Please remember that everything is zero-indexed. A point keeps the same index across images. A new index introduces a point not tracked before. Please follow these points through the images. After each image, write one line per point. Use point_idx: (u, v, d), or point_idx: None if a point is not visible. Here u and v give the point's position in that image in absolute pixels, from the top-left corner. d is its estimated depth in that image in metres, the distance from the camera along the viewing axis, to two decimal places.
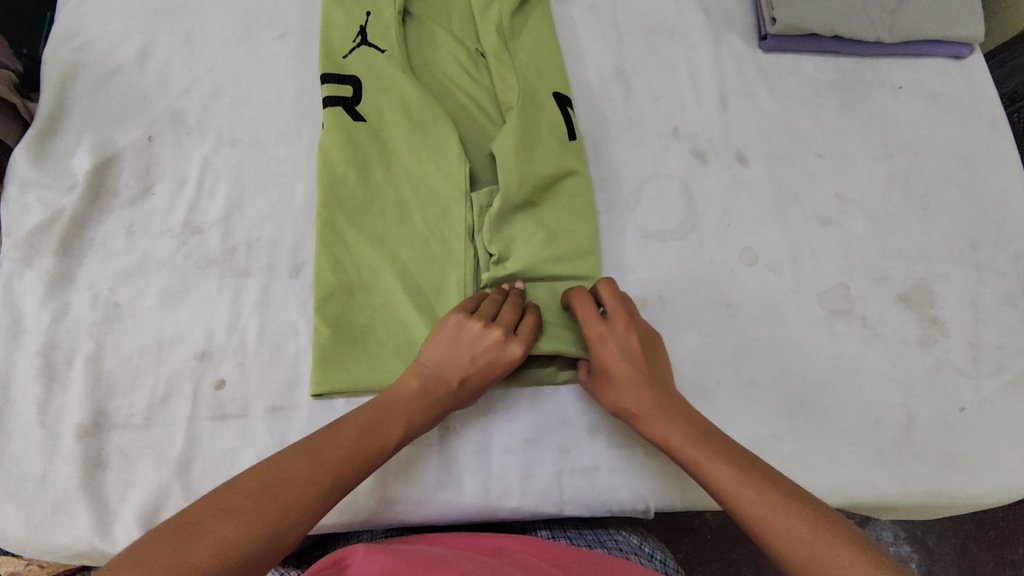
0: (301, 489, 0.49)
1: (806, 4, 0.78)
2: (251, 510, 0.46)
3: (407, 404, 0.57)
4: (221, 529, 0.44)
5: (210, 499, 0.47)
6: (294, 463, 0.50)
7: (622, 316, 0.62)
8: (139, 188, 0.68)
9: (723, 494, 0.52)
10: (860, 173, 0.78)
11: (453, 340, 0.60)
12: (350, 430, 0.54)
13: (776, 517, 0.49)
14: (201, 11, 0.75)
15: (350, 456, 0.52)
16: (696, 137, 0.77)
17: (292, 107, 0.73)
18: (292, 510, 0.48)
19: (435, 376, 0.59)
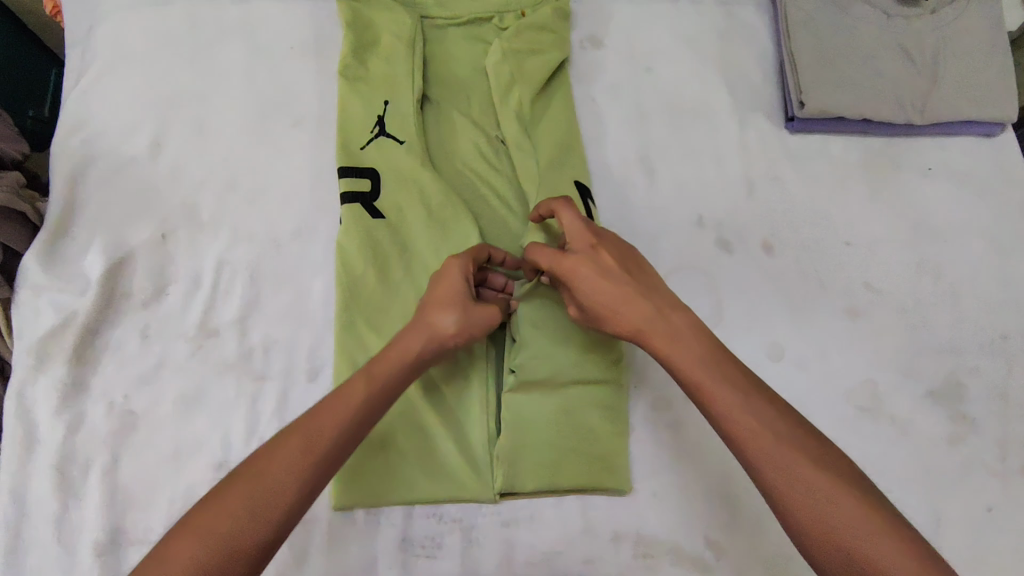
0: (268, 459, 0.49)
1: (835, 88, 0.76)
2: (228, 493, 0.48)
3: (400, 356, 0.56)
4: (199, 520, 0.46)
5: (208, 497, 0.48)
6: (268, 442, 0.51)
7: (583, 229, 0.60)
8: (154, 288, 0.67)
9: (719, 410, 0.52)
10: (888, 260, 0.76)
11: (442, 290, 0.59)
12: (344, 396, 0.53)
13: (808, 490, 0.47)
14: (215, 98, 0.73)
15: (314, 417, 0.52)
16: (722, 224, 0.75)
17: (309, 199, 0.71)
18: (287, 490, 0.48)
19: (424, 328, 0.58)
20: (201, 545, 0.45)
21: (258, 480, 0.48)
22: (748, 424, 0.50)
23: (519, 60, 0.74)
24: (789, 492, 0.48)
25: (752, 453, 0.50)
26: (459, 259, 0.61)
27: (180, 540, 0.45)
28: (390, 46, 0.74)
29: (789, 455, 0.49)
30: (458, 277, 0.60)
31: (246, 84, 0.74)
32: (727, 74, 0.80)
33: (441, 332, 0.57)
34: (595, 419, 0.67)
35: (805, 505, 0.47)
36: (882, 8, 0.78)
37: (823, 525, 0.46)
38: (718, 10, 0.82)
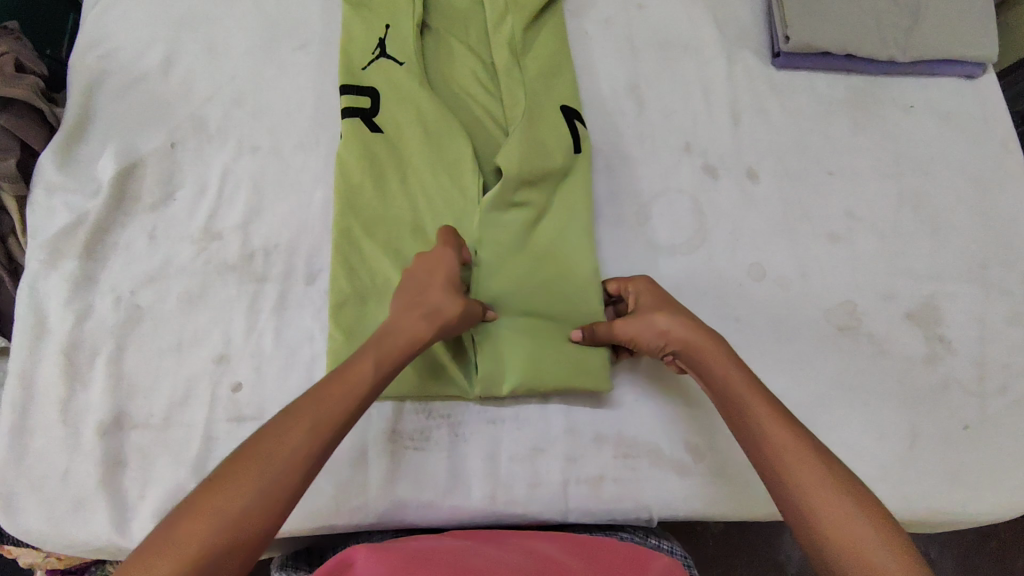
0: (276, 439, 0.49)
1: (821, 23, 0.78)
2: (236, 474, 0.47)
3: (404, 340, 0.58)
4: (209, 503, 0.45)
5: (213, 477, 0.47)
6: (274, 425, 0.50)
7: (657, 288, 0.66)
8: (162, 193, 0.70)
9: (757, 422, 0.54)
10: (870, 190, 0.79)
11: (438, 275, 0.62)
12: (351, 376, 0.54)
13: (830, 489, 0.49)
14: (224, 20, 0.76)
15: (324, 395, 0.52)
16: (707, 152, 0.78)
17: (311, 115, 0.74)
18: (300, 463, 0.49)
19: (426, 309, 0.60)
20: (211, 527, 0.44)
21: (273, 461, 0.48)
22: (781, 435, 0.53)
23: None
24: (824, 509, 0.48)
25: (782, 458, 0.52)
26: (444, 251, 0.63)
27: (187, 520, 0.44)
28: None
29: (817, 470, 0.50)
30: (450, 264, 0.63)
31: (255, 8, 0.77)
32: (717, 12, 0.83)
33: (441, 312, 0.60)
34: (578, 331, 0.69)
35: (828, 506, 0.49)
36: None
37: (842, 527, 0.47)
38: None
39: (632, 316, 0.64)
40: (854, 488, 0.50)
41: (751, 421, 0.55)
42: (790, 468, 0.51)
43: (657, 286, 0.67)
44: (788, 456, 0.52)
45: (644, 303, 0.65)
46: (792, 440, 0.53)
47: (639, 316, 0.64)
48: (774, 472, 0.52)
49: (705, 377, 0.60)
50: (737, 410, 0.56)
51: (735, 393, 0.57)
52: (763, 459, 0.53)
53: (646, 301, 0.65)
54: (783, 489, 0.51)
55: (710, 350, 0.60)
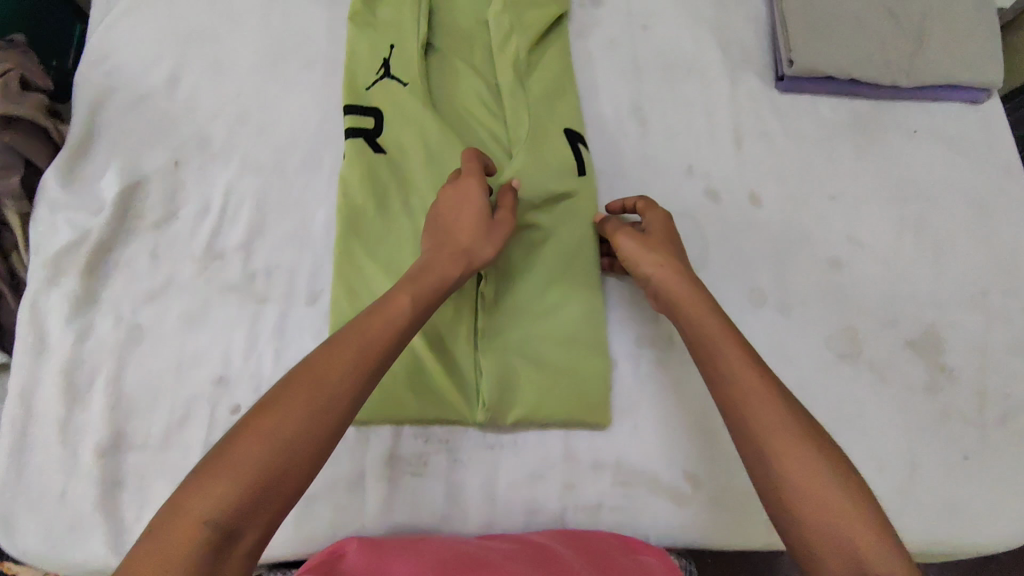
0: (325, 367, 0.48)
1: (824, 47, 0.78)
2: (288, 401, 0.46)
3: (440, 272, 0.57)
4: (260, 428, 0.45)
5: (259, 407, 0.46)
6: (320, 352, 0.49)
7: (668, 224, 0.67)
8: (164, 212, 0.70)
9: (733, 372, 0.54)
10: (873, 216, 0.79)
11: (461, 206, 0.62)
12: (392, 307, 0.53)
13: (797, 438, 0.49)
14: (229, 38, 0.76)
15: (369, 325, 0.51)
16: (710, 176, 0.78)
17: (314, 134, 0.74)
18: (351, 393, 0.48)
19: (459, 247, 0.60)
20: (258, 454, 0.44)
21: (326, 390, 0.47)
22: (757, 384, 0.52)
23: (520, 13, 0.78)
24: (786, 455, 0.49)
25: (748, 399, 0.52)
26: (472, 181, 0.63)
27: (232, 448, 0.44)
28: None
29: (795, 427, 0.50)
30: (477, 194, 0.62)
31: (259, 25, 0.77)
32: (722, 35, 0.82)
33: (474, 247, 0.60)
34: (580, 360, 0.68)
35: (805, 465, 0.48)
36: None
37: (819, 486, 0.47)
38: None
39: (640, 239, 0.65)
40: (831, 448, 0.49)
41: (721, 354, 0.55)
42: (750, 410, 0.51)
43: (667, 220, 0.67)
44: (749, 397, 0.52)
45: (654, 231, 0.66)
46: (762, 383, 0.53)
47: (646, 245, 0.64)
48: (746, 430, 0.51)
49: (683, 319, 0.59)
50: (711, 354, 0.56)
51: (709, 338, 0.56)
52: (735, 401, 0.53)
53: (656, 230, 0.66)
54: (759, 444, 0.50)
55: (692, 296, 0.60)
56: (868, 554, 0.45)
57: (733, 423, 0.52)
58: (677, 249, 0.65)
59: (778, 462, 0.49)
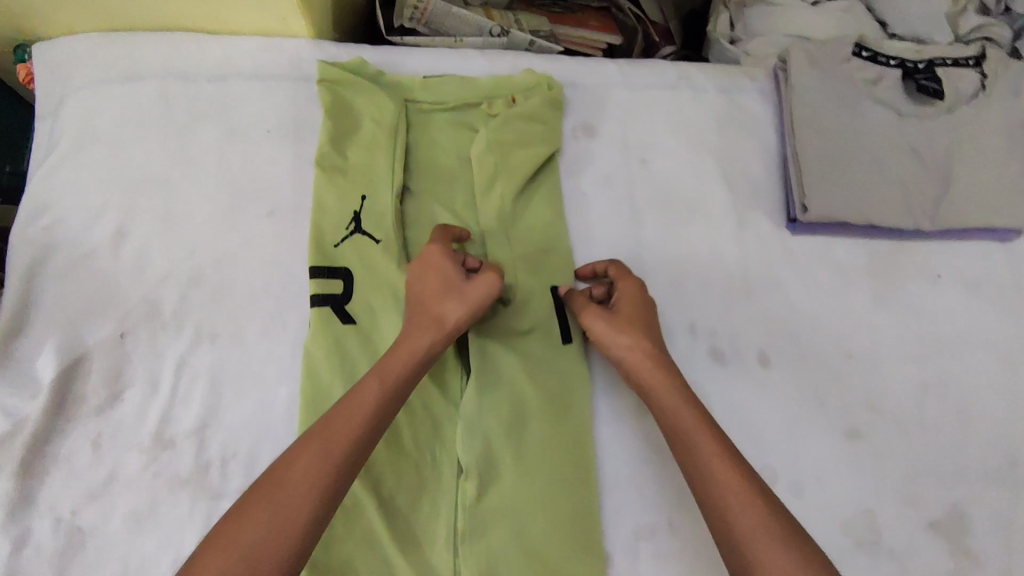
0: (287, 469, 0.50)
1: (841, 194, 0.71)
2: (252, 507, 0.48)
3: (410, 353, 0.57)
4: (227, 539, 0.47)
5: (234, 511, 0.49)
6: (289, 459, 0.50)
7: (642, 296, 0.64)
8: (108, 394, 0.63)
9: (699, 451, 0.54)
10: (891, 377, 0.72)
11: (432, 281, 0.60)
12: (358, 397, 0.54)
13: (778, 541, 0.48)
14: (183, 184, 0.68)
15: (331, 424, 0.52)
16: (716, 333, 0.70)
17: (277, 296, 0.67)
18: (312, 493, 0.49)
19: (430, 322, 0.58)
20: (226, 560, 0.46)
21: (289, 497, 0.48)
22: (728, 475, 0.52)
23: (504, 154, 0.71)
24: (761, 555, 0.47)
25: (722, 497, 0.51)
26: (442, 252, 0.61)
27: (208, 556, 0.46)
28: (371, 136, 0.70)
29: (759, 511, 0.49)
30: (445, 267, 0.61)
31: (216, 168, 0.69)
32: (728, 169, 0.75)
33: (446, 320, 0.58)
34: (572, 562, 0.61)
35: (767, 544, 0.48)
36: (892, 106, 0.72)
37: (781, 567, 0.46)
38: (723, 96, 0.77)
39: (607, 318, 0.61)
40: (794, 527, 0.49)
41: (695, 445, 0.54)
42: (726, 510, 0.50)
43: (642, 294, 0.64)
44: (725, 498, 0.51)
45: (625, 307, 0.62)
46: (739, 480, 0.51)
47: (615, 320, 0.61)
48: (716, 500, 0.51)
49: (652, 398, 0.58)
50: (688, 447, 0.54)
51: (677, 420, 0.56)
52: (703, 484, 0.52)
53: (625, 306, 0.62)
54: (728, 530, 0.50)
55: (666, 379, 0.58)
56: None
57: (712, 518, 0.51)
58: (650, 316, 0.62)
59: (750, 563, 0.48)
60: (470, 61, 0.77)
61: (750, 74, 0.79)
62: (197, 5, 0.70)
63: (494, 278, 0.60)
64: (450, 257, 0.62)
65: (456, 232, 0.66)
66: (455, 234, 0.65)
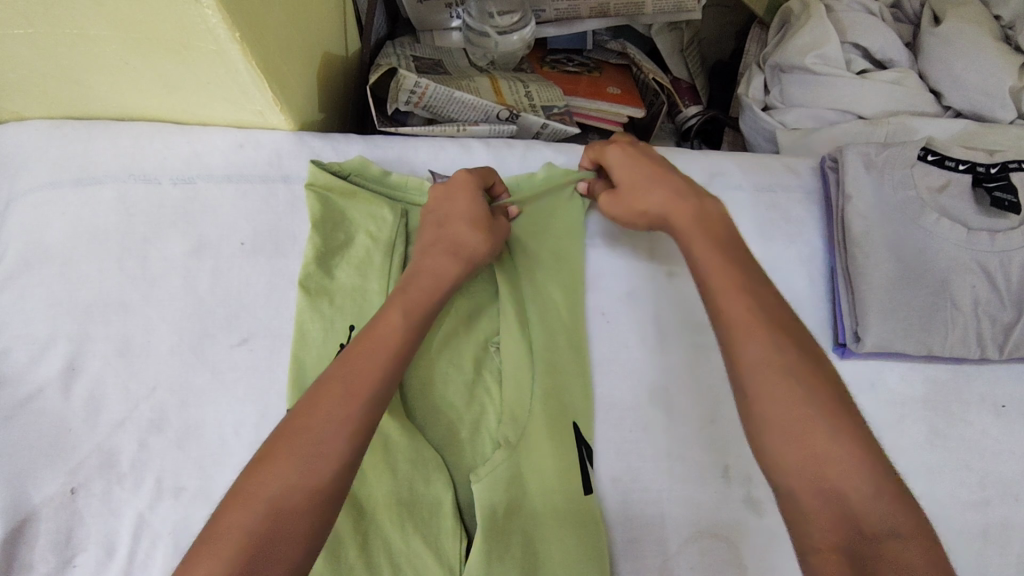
0: (307, 405, 0.45)
1: (902, 320, 0.61)
2: (273, 452, 0.44)
3: (428, 284, 0.54)
4: (252, 485, 0.42)
5: (254, 464, 0.44)
6: (317, 396, 0.46)
7: (629, 153, 0.60)
8: (56, 561, 0.55)
9: (716, 309, 0.49)
10: (950, 528, 0.63)
11: (460, 202, 0.59)
12: (378, 333, 0.50)
13: (821, 422, 0.42)
14: (145, 307, 0.60)
15: (349, 362, 0.48)
16: (751, 479, 0.62)
17: (251, 441, 0.58)
18: (342, 429, 0.45)
19: (449, 246, 0.57)
20: (252, 510, 0.41)
21: (314, 435, 0.44)
22: (766, 344, 0.46)
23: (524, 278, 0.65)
24: (809, 438, 0.42)
25: (751, 370, 0.45)
26: (467, 178, 0.60)
27: (233, 509, 0.41)
28: (363, 252, 0.61)
29: (773, 353, 0.45)
30: (470, 195, 0.59)
31: (185, 289, 0.61)
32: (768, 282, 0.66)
33: (467, 248, 0.57)
34: None
35: (777, 398, 0.44)
36: (960, 218, 0.63)
37: (790, 416, 0.43)
38: (761, 196, 0.69)
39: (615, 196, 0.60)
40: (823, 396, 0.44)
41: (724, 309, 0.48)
42: (758, 385, 0.45)
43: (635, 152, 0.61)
44: (763, 369, 0.45)
45: (620, 173, 0.60)
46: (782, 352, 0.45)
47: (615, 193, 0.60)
48: (746, 372, 0.46)
49: (677, 237, 0.55)
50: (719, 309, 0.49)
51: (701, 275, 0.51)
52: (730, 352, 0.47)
53: (621, 174, 0.60)
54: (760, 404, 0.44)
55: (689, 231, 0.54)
56: (852, 494, 0.41)
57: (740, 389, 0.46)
58: (639, 163, 0.60)
59: (786, 433, 0.43)
60: (473, 156, 0.68)
61: (791, 166, 0.70)
62: (162, 97, 0.62)
63: (506, 222, 0.61)
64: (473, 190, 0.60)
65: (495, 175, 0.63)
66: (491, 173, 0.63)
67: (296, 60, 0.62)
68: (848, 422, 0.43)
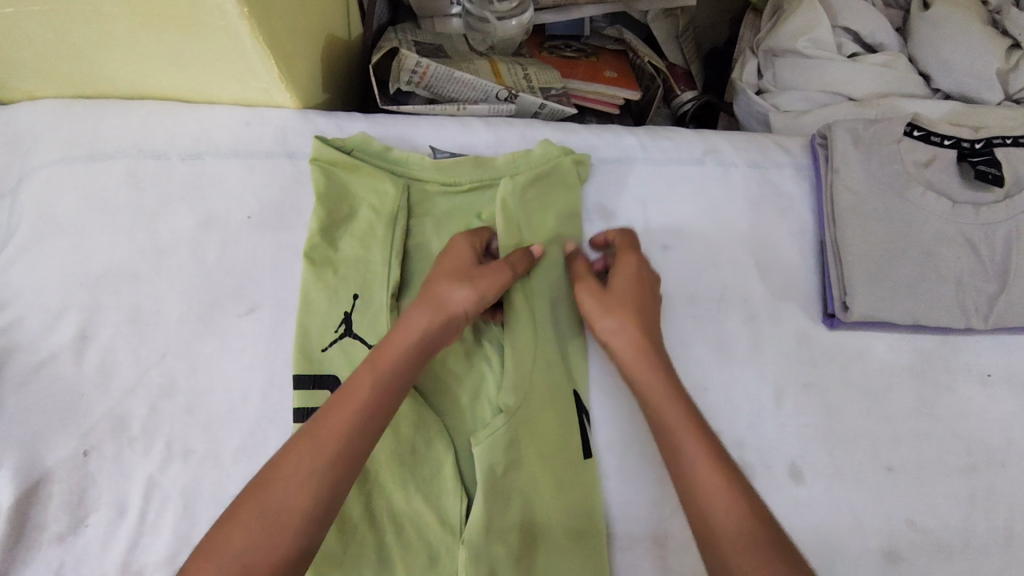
0: (276, 465, 0.47)
1: (888, 291, 0.63)
2: (239, 513, 0.44)
3: (408, 337, 0.54)
4: (217, 542, 0.43)
5: (222, 521, 0.45)
6: (288, 457, 0.47)
7: (640, 276, 0.61)
8: (71, 520, 0.57)
9: (668, 430, 0.51)
10: (937, 493, 0.65)
11: (449, 263, 0.60)
12: (354, 388, 0.50)
13: (760, 543, 0.43)
14: (154, 278, 0.62)
15: (321, 420, 0.48)
16: (742, 444, 0.64)
17: (259, 406, 0.60)
18: (308, 489, 0.46)
19: (431, 301, 0.56)
20: (217, 566, 0.42)
21: (280, 497, 0.45)
22: (710, 468, 0.47)
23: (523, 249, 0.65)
24: (747, 556, 0.43)
25: (703, 495, 0.46)
26: (461, 241, 0.61)
27: (199, 564, 0.42)
28: (367, 225, 0.63)
29: (722, 479, 0.47)
30: (460, 254, 0.60)
31: (192, 261, 0.63)
32: (759, 255, 0.68)
33: (450, 304, 0.56)
34: None
35: (725, 521, 0.45)
36: (945, 191, 0.65)
37: (730, 538, 0.44)
38: (753, 172, 0.70)
39: (599, 297, 0.60)
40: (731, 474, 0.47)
41: (677, 443, 0.50)
42: (706, 508, 0.46)
43: (643, 275, 0.61)
44: (709, 499, 0.46)
45: (617, 281, 0.60)
46: (724, 479, 0.47)
47: (603, 300, 0.59)
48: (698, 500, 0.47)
49: (631, 383, 0.56)
50: (672, 447, 0.50)
51: (638, 381, 0.55)
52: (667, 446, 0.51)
53: (619, 285, 0.60)
54: (708, 528, 0.45)
55: (650, 380, 0.54)
56: None
57: (692, 517, 0.47)
58: (639, 289, 0.60)
59: (726, 550, 0.43)
60: (473, 134, 0.70)
61: (783, 144, 0.72)
62: (171, 74, 0.63)
63: (502, 268, 0.59)
64: (467, 249, 0.61)
65: (488, 231, 0.64)
66: (489, 230, 0.65)
67: (300, 38, 0.64)
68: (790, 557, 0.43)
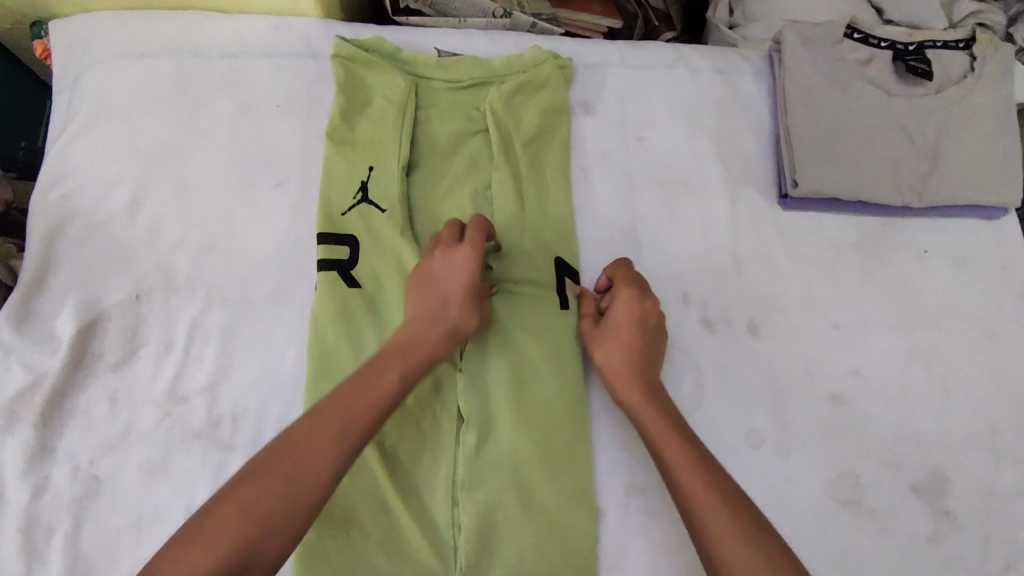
0: (307, 429, 0.53)
1: (832, 169, 0.73)
2: (269, 467, 0.50)
3: (422, 337, 0.60)
4: (243, 493, 0.49)
5: (252, 467, 0.51)
6: (319, 425, 0.53)
7: (636, 311, 0.64)
8: (123, 353, 0.66)
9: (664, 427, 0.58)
10: (879, 349, 0.74)
11: (461, 271, 0.62)
12: (380, 373, 0.57)
13: (731, 528, 0.51)
14: (196, 155, 0.72)
15: (349, 400, 0.55)
16: (707, 303, 0.73)
17: (287, 261, 0.70)
18: (333, 459, 0.52)
19: (443, 315, 0.61)
20: (244, 515, 0.48)
21: (307, 463, 0.51)
22: (695, 474, 0.54)
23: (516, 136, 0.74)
24: (716, 537, 0.51)
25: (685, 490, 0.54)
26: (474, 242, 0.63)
27: (225, 508, 0.48)
28: (380, 111, 0.73)
29: (707, 478, 0.54)
30: (469, 264, 0.62)
31: (229, 142, 0.73)
32: (722, 146, 0.78)
33: (459, 325, 0.61)
34: (566, 503, 0.63)
35: (708, 514, 0.52)
36: (883, 86, 0.75)
37: (709, 531, 0.52)
38: (717, 77, 0.81)
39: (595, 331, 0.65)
40: (717, 479, 0.54)
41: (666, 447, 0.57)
42: (689, 502, 0.54)
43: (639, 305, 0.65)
44: (696, 499, 0.53)
45: (613, 317, 0.65)
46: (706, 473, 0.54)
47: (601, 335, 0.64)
48: (685, 501, 0.54)
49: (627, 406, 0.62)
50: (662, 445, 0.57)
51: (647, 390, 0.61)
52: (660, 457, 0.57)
53: (617, 318, 0.65)
54: (692, 514, 0.53)
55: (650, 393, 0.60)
56: None
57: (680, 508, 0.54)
58: (638, 319, 0.64)
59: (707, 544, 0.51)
60: (473, 41, 0.80)
61: (744, 55, 0.82)
62: None
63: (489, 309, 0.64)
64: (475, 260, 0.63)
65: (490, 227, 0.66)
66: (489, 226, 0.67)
67: None
68: (759, 536, 0.51)
